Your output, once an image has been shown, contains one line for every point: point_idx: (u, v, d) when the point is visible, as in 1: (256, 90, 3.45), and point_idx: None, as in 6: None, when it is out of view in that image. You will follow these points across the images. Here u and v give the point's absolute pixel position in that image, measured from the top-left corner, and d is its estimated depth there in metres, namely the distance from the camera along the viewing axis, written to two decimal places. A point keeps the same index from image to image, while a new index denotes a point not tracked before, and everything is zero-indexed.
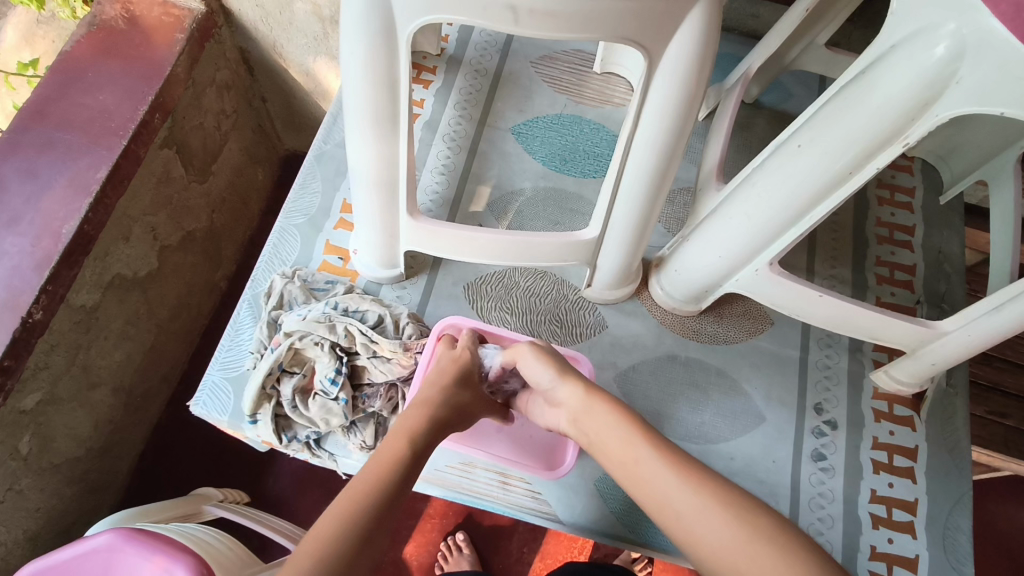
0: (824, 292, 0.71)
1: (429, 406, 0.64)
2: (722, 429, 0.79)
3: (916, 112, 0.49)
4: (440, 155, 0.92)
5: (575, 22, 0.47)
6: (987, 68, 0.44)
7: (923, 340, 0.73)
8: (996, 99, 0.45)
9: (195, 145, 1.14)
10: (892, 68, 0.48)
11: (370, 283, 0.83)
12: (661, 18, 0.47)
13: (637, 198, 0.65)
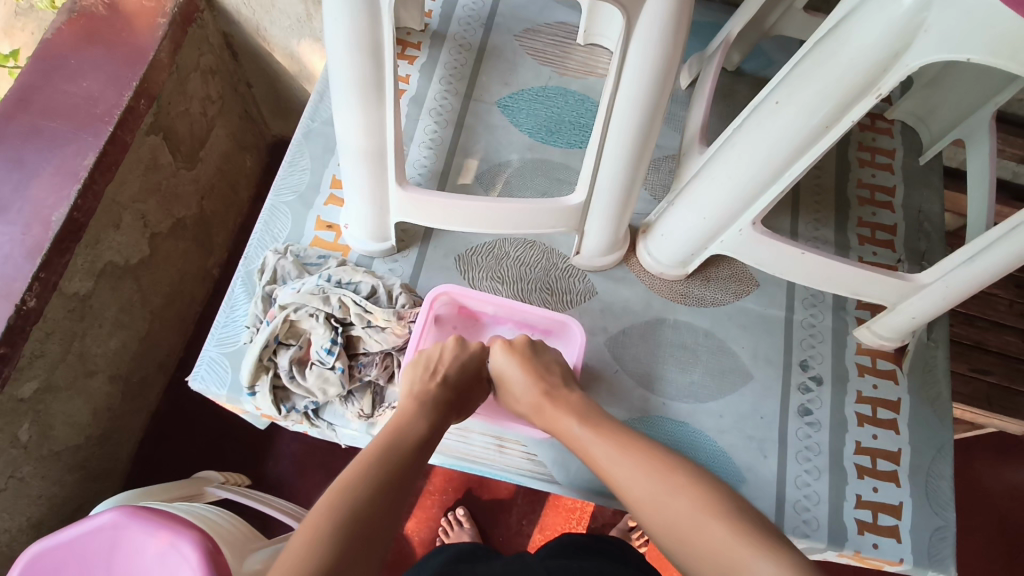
0: (805, 250, 0.73)
1: (430, 396, 0.66)
2: (712, 388, 0.81)
3: (886, 62, 0.50)
4: (427, 130, 0.93)
5: None
6: (953, 15, 0.46)
7: (903, 295, 0.75)
8: (960, 46, 0.47)
9: (182, 130, 1.14)
10: (863, 21, 0.49)
11: (362, 256, 0.84)
12: None
13: (621, 163, 0.67)
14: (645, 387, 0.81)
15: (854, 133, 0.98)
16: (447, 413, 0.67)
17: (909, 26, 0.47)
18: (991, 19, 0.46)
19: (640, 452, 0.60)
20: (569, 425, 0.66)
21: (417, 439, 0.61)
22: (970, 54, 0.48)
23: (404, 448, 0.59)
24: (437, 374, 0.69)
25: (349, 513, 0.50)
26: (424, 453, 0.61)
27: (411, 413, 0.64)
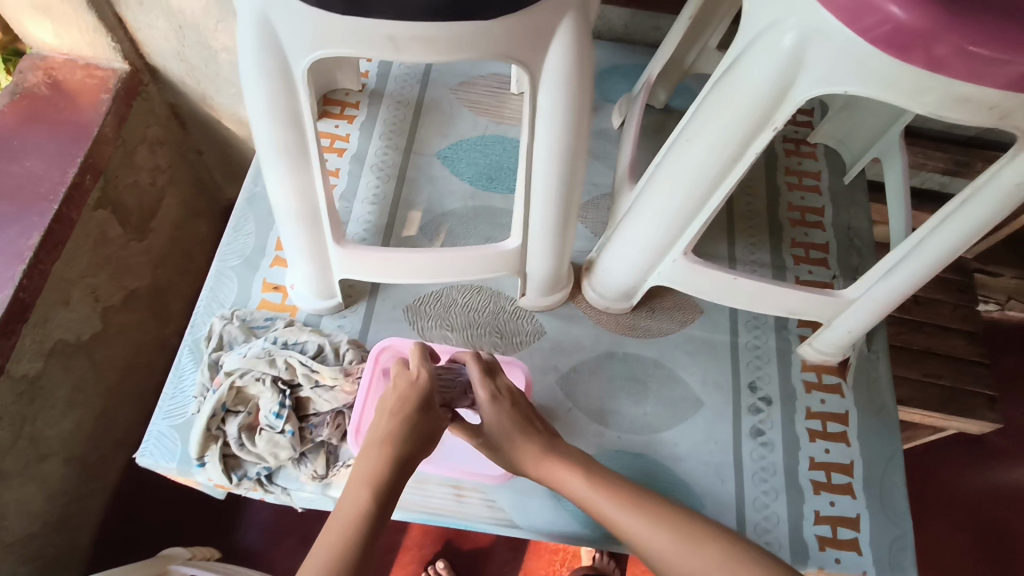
0: (737, 275, 0.75)
1: (399, 449, 0.64)
2: (664, 418, 0.83)
3: (778, 95, 0.54)
4: (370, 186, 0.94)
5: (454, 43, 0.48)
6: (828, 53, 0.50)
7: (836, 310, 0.78)
8: (837, 80, 0.51)
9: (131, 202, 1.14)
10: (754, 61, 0.53)
11: (310, 315, 0.84)
12: (538, 31, 0.49)
13: (550, 207, 0.68)
14: (600, 422, 0.82)
15: (780, 159, 1.02)
16: (412, 454, 0.65)
17: (792, 60, 0.51)
18: (861, 55, 0.48)
19: (644, 515, 0.62)
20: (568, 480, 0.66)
21: (377, 500, 0.60)
22: (852, 86, 0.51)
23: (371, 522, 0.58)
24: (401, 419, 0.65)
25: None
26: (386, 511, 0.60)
27: (376, 469, 0.62)
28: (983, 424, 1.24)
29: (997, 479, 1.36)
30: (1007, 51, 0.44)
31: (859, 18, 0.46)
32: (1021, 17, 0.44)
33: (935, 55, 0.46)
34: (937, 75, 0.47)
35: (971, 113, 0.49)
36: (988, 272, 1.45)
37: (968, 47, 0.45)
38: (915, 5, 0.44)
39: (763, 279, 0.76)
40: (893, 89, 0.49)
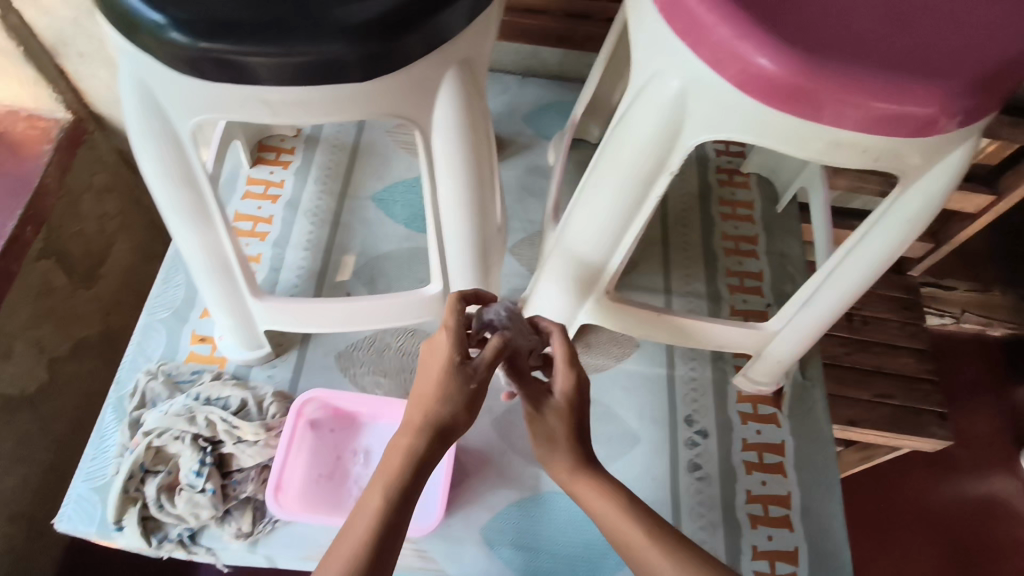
0: (662, 312, 0.75)
1: (426, 447, 0.52)
2: (600, 456, 0.82)
3: (669, 142, 0.54)
4: (303, 232, 0.92)
5: (330, 103, 0.47)
6: (708, 101, 0.50)
7: (765, 341, 0.78)
8: (720, 126, 0.51)
9: (78, 252, 1.10)
10: (643, 108, 0.54)
11: (240, 366, 0.82)
12: (419, 89, 0.49)
13: (465, 252, 0.67)
14: (535, 463, 0.81)
15: (714, 189, 1.03)
16: (438, 449, 0.53)
17: (677, 108, 0.52)
18: (737, 103, 0.49)
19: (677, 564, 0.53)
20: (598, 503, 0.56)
21: (392, 519, 0.51)
22: (733, 133, 0.51)
23: (385, 547, 0.50)
24: (434, 409, 0.51)
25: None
26: (403, 522, 0.52)
27: (394, 478, 0.51)
28: (936, 442, 1.26)
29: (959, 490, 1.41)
30: (871, 98, 0.45)
31: (731, 68, 0.48)
32: (881, 62, 0.45)
33: (806, 101, 0.46)
34: (811, 122, 0.47)
35: (848, 155, 0.49)
36: (943, 285, 1.51)
37: (836, 94, 0.45)
38: (781, 56, 0.45)
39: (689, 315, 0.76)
40: (770, 135, 0.50)
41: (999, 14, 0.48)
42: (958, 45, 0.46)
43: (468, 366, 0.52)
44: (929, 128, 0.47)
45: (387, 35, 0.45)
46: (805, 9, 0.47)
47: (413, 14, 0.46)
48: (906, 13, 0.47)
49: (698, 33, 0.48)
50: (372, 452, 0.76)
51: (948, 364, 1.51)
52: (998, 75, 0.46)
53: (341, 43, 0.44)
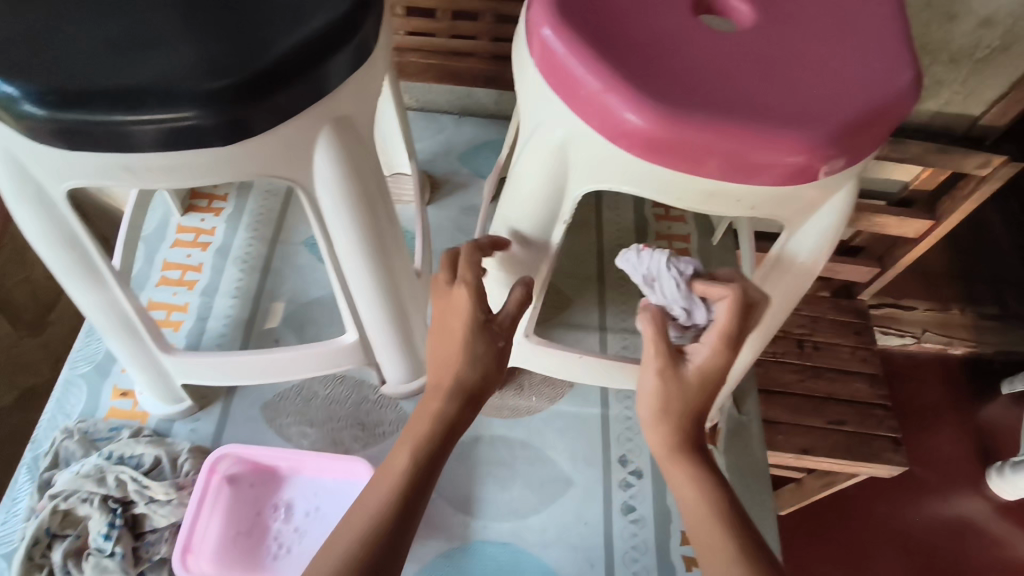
0: (581, 355, 0.77)
1: (458, 411, 0.58)
2: (531, 501, 0.81)
3: (556, 188, 0.55)
4: (232, 280, 0.91)
5: (195, 168, 0.47)
6: (589, 150, 0.51)
7: None
8: (603, 173, 0.52)
9: (25, 299, 1.08)
10: (535, 155, 0.55)
11: (161, 421, 0.80)
12: (291, 148, 0.49)
13: (375, 300, 0.67)
14: (464, 511, 0.79)
15: (650, 224, 1.03)
16: (467, 411, 0.58)
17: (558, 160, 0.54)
18: (612, 155, 0.50)
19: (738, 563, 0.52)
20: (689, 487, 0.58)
21: (422, 474, 0.54)
22: (613, 182, 0.52)
23: (411, 499, 0.53)
24: (458, 363, 0.58)
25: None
26: (434, 477, 0.55)
27: (420, 435, 0.56)
28: (891, 467, 1.25)
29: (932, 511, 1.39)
30: (740, 149, 0.47)
31: (606, 124, 0.48)
32: (741, 113, 0.47)
33: (676, 155, 0.48)
34: (684, 174, 0.49)
35: (722, 206, 0.51)
36: (902, 305, 1.52)
37: (703, 147, 0.47)
38: (648, 112, 0.46)
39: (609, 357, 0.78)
40: (648, 186, 0.51)
41: (862, 63, 0.50)
42: (824, 96, 0.48)
43: (484, 314, 0.59)
44: (801, 175, 0.48)
45: (244, 99, 0.44)
46: (674, 64, 0.48)
47: (272, 76, 0.44)
48: (773, 65, 0.49)
49: (573, 90, 0.49)
50: (293, 507, 0.74)
51: (906, 386, 1.50)
52: (862, 123, 0.48)
53: (193, 109, 0.42)
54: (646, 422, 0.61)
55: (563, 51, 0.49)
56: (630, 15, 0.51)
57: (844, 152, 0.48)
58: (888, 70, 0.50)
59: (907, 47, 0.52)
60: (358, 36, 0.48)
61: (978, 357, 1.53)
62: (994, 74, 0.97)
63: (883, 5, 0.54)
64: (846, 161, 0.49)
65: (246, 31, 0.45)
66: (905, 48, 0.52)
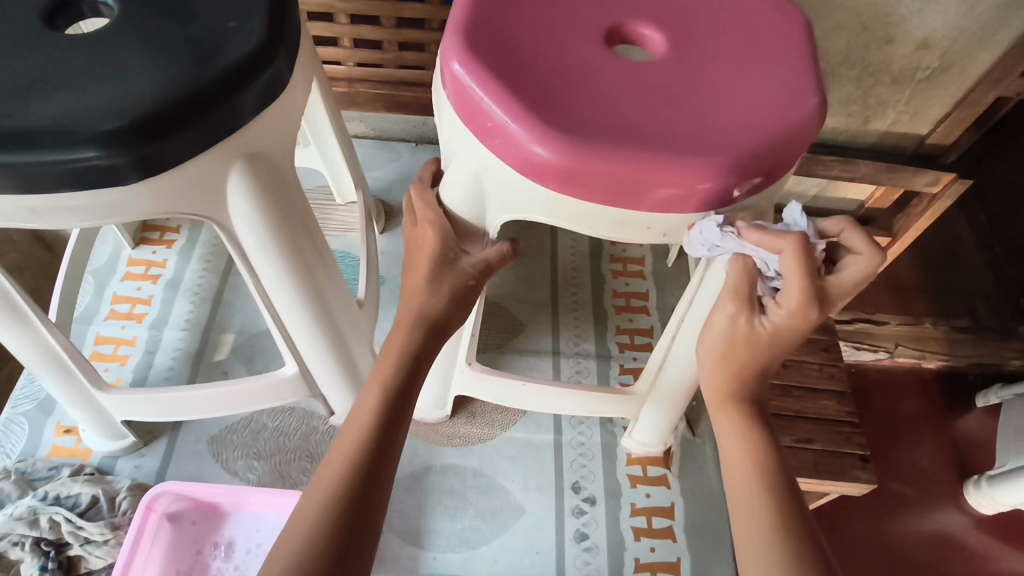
0: (525, 381, 0.77)
1: (420, 339, 0.56)
2: (483, 531, 0.79)
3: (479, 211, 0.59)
4: (182, 312, 0.91)
5: (104, 208, 0.47)
6: (502, 182, 0.54)
7: (637, 405, 0.79)
8: (518, 204, 0.54)
9: None
10: (454, 186, 0.58)
11: (104, 458, 0.79)
12: (203, 186, 0.49)
13: (311, 335, 0.67)
14: (413, 543, 0.78)
15: (605, 247, 1.04)
16: (433, 343, 0.57)
17: (475, 187, 0.57)
18: (523, 185, 0.52)
19: (772, 503, 0.50)
20: (731, 435, 0.56)
21: (397, 403, 0.52)
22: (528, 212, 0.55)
23: (390, 429, 0.51)
24: (427, 297, 0.56)
25: (323, 531, 0.44)
26: (409, 407, 0.53)
27: (391, 368, 0.54)
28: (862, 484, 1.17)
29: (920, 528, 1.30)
30: (643, 178, 0.49)
31: (515, 155, 0.50)
32: (644, 143, 0.49)
33: (584, 184, 0.50)
34: (593, 203, 0.51)
35: (633, 233, 0.54)
36: (874, 320, 1.49)
37: (606, 175, 0.49)
38: (552, 145, 0.48)
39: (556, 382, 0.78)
40: (561, 214, 0.53)
41: (764, 94, 0.53)
42: (726, 125, 0.50)
43: (456, 251, 0.58)
44: (706, 201, 0.51)
45: (147, 138, 0.44)
46: (579, 97, 0.51)
47: (176, 114, 0.44)
48: (677, 96, 0.52)
49: (483, 122, 0.51)
50: (233, 544, 0.73)
51: (882, 400, 1.45)
52: (762, 151, 0.50)
53: (94, 150, 0.43)
54: (705, 364, 0.58)
55: (472, 85, 0.50)
56: (540, 49, 0.53)
57: (744, 179, 0.50)
58: (788, 100, 0.52)
59: (810, 77, 0.54)
60: (267, 72, 0.49)
61: (953, 371, 1.50)
62: (936, 94, 0.96)
63: (787, 37, 0.56)
64: (748, 188, 0.51)
65: (150, 70, 0.46)
66: (807, 78, 0.54)
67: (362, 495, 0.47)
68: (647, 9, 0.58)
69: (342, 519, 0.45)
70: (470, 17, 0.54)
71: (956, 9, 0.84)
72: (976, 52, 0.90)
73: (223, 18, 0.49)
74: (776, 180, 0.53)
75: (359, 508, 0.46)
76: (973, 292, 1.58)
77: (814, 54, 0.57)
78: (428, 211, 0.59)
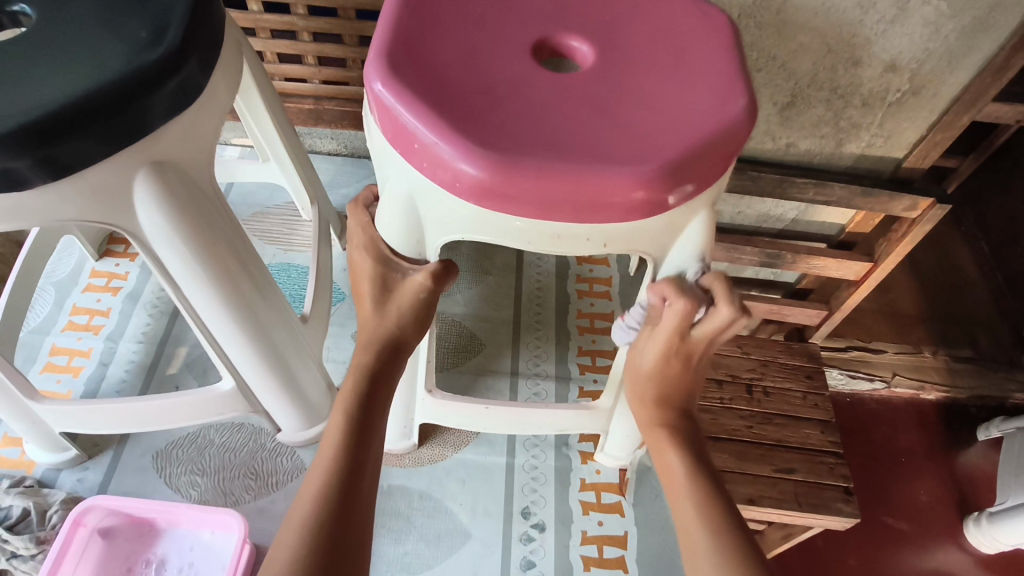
0: (490, 403, 0.75)
1: (376, 357, 0.56)
2: (426, 556, 0.77)
3: (417, 236, 0.57)
4: (140, 325, 0.91)
5: (7, 214, 0.48)
6: (431, 203, 0.53)
7: (605, 419, 0.78)
8: (447, 227, 0.54)
9: None
10: (388, 211, 0.57)
11: (47, 470, 0.78)
12: (112, 195, 0.50)
13: (246, 352, 0.66)
14: None
15: (572, 267, 1.03)
16: (393, 362, 0.57)
17: (408, 209, 0.55)
18: (455, 206, 0.52)
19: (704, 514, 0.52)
20: (670, 461, 0.58)
21: (361, 414, 0.52)
22: (462, 232, 0.54)
23: (358, 437, 0.51)
24: (374, 323, 0.58)
25: (301, 561, 0.43)
26: (376, 422, 0.53)
27: (352, 389, 0.54)
28: (844, 520, 1.03)
29: (911, 566, 1.23)
30: (576, 191, 0.48)
31: (444, 175, 0.49)
32: (571, 153, 0.48)
33: (514, 198, 0.49)
34: (527, 219, 0.50)
35: (572, 245, 0.52)
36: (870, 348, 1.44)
37: (534, 186, 0.48)
38: (477, 160, 0.47)
39: (519, 402, 0.76)
40: (495, 232, 0.52)
41: (691, 101, 0.52)
42: (654, 135, 0.50)
43: (396, 270, 0.58)
44: (644, 208, 0.50)
45: (45, 140, 0.44)
46: (505, 113, 0.50)
47: (75, 116, 0.45)
48: (604, 108, 0.51)
49: (410, 143, 0.50)
50: (166, 562, 0.71)
51: (879, 433, 1.39)
52: (693, 157, 0.49)
53: None
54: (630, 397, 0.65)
55: (394, 104, 0.49)
56: (466, 68, 0.53)
57: (678, 184, 0.49)
58: (714, 106, 0.52)
59: (736, 83, 0.54)
60: (177, 77, 0.50)
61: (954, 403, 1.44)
62: (909, 117, 0.92)
63: (714, 50, 0.57)
64: (681, 196, 0.51)
65: (56, 77, 0.46)
66: (733, 81, 0.54)
67: (337, 524, 0.46)
68: (574, 26, 0.58)
69: (324, 538, 0.45)
70: (392, 39, 0.53)
71: (921, 31, 0.81)
72: (947, 74, 0.86)
73: (137, 27, 0.51)
74: (712, 183, 0.53)
75: (338, 527, 0.46)
76: (971, 321, 1.52)
77: (741, 62, 0.57)
78: (368, 238, 0.58)
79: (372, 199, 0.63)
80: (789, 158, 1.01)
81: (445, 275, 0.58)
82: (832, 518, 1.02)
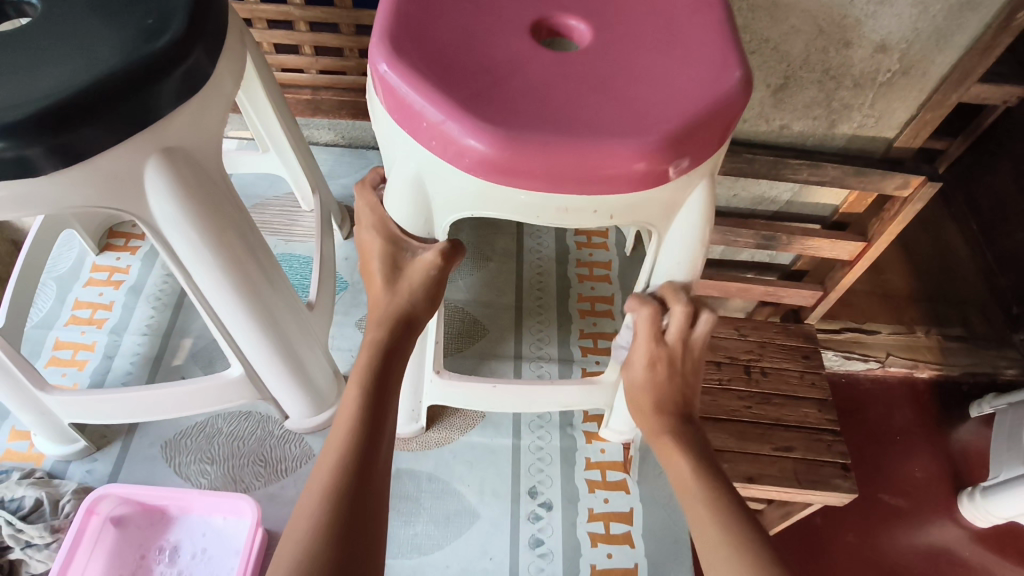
0: (496, 383, 0.76)
1: (389, 333, 0.57)
2: (436, 537, 0.78)
3: (424, 214, 0.58)
4: (143, 317, 0.91)
5: (20, 200, 0.48)
6: (439, 180, 0.54)
7: (610, 395, 0.79)
8: (456, 204, 0.55)
9: None
10: (395, 192, 0.58)
11: (57, 462, 0.79)
12: (123, 180, 0.50)
13: (255, 336, 0.66)
14: None
15: (572, 251, 1.04)
16: (405, 337, 0.58)
17: (415, 189, 0.56)
18: (463, 183, 0.52)
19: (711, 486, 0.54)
20: (671, 453, 0.59)
21: (376, 386, 0.53)
22: (469, 209, 0.55)
23: (376, 408, 0.52)
24: (386, 301, 0.59)
25: (323, 530, 0.44)
26: (391, 395, 0.54)
27: (366, 363, 0.54)
28: (843, 495, 1.05)
29: (908, 540, 1.26)
30: (580, 164, 0.49)
31: (452, 153, 0.50)
32: (574, 128, 0.49)
33: (520, 172, 0.49)
34: (533, 193, 0.51)
35: (578, 219, 0.54)
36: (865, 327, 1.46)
37: (540, 159, 0.49)
38: (484, 135, 0.48)
39: (524, 381, 0.77)
40: (501, 207, 0.53)
41: (689, 75, 0.53)
42: (654, 109, 0.51)
43: (406, 249, 0.59)
44: (647, 180, 0.51)
45: (56, 128, 0.44)
46: (509, 90, 0.51)
47: (86, 103, 0.45)
48: (605, 84, 0.52)
49: (417, 122, 0.51)
50: (179, 549, 0.72)
51: (874, 411, 1.41)
52: (693, 129, 0.50)
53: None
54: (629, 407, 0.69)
55: (400, 85, 0.50)
56: (468, 47, 0.53)
57: (679, 157, 0.50)
58: (712, 80, 0.53)
59: (732, 57, 0.55)
60: (184, 65, 0.50)
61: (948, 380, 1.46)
62: (900, 96, 0.94)
63: (710, 25, 0.57)
64: (682, 168, 0.52)
65: (65, 65, 0.47)
66: (729, 55, 0.55)
67: (356, 495, 0.47)
68: (573, 5, 0.59)
69: (344, 507, 0.46)
70: (394, 21, 0.54)
71: (910, 11, 0.82)
72: (936, 53, 0.87)
73: (141, 16, 0.51)
74: (711, 156, 0.54)
75: (356, 497, 0.47)
76: (963, 300, 1.54)
77: (736, 38, 0.58)
78: (378, 217, 0.60)
79: (378, 181, 0.64)
80: (783, 140, 1.02)
81: (452, 253, 0.58)
82: (831, 492, 1.04)
